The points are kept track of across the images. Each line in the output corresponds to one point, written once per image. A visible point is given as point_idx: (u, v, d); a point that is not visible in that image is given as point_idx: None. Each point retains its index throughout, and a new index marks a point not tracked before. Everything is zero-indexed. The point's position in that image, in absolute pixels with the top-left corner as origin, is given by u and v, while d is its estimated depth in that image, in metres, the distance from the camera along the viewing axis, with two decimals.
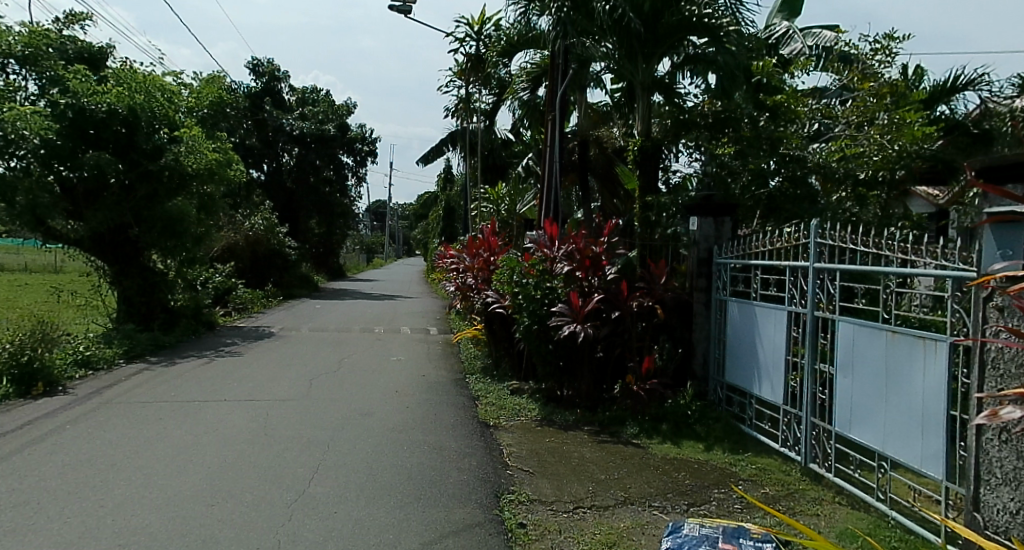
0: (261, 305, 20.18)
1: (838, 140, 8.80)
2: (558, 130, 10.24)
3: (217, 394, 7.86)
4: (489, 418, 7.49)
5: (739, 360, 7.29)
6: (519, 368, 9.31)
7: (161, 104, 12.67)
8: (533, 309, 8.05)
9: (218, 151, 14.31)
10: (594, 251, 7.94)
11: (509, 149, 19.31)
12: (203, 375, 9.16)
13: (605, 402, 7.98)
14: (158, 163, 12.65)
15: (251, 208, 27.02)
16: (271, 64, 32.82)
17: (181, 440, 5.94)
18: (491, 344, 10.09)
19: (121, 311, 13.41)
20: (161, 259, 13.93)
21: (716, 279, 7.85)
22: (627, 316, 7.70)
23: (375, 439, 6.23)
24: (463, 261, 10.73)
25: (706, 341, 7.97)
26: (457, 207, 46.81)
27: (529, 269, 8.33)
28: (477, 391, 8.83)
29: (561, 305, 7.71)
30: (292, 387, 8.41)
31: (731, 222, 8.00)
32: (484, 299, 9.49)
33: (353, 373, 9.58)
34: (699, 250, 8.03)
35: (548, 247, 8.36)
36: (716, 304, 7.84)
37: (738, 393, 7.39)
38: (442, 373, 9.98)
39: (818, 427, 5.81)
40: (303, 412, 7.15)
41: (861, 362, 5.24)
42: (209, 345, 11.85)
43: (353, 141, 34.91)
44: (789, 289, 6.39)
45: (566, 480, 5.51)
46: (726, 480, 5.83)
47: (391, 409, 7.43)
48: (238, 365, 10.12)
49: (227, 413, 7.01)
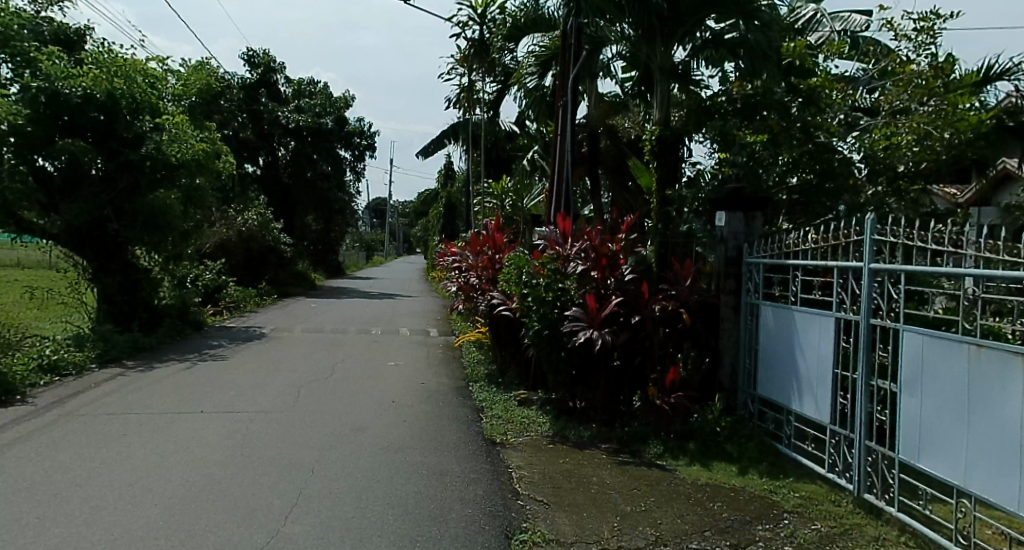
0: (254, 303, 19.43)
1: (877, 128, 7.89)
2: (570, 119, 9.48)
3: (194, 405, 7.10)
4: (495, 434, 6.72)
5: (775, 372, 6.54)
6: (526, 376, 8.54)
7: (143, 90, 11.95)
8: (545, 312, 7.30)
9: (205, 141, 13.56)
10: (613, 249, 7.18)
11: (511, 143, 18.55)
12: (182, 382, 8.40)
13: (623, 416, 7.19)
14: (139, 152, 11.89)
15: (245, 203, 26.28)
16: (267, 56, 32.05)
17: (142, 462, 5.17)
18: (495, 349, 9.35)
19: (101, 310, 12.63)
20: (146, 255, 13.18)
21: (746, 281, 7.12)
22: (649, 321, 6.93)
23: (366, 463, 5.45)
24: (466, 259, 9.94)
25: (735, 350, 7.21)
26: (457, 205, 46.11)
27: (539, 269, 7.59)
28: (480, 401, 8.08)
29: (576, 309, 6.97)
30: (278, 396, 7.65)
31: (762, 218, 7.29)
32: (489, 300, 8.76)
33: (347, 380, 8.83)
34: (726, 248, 7.30)
35: (560, 245, 7.58)
36: (747, 309, 7.08)
37: (773, 408, 6.64)
38: (442, 380, 9.23)
39: (874, 453, 5.04)
40: (287, 428, 6.40)
41: (935, 380, 4.42)
42: (193, 347, 11.10)
43: (351, 136, 34.19)
44: (836, 293, 5.64)
45: (586, 513, 4.73)
46: (769, 512, 5.06)
47: (386, 424, 6.67)
48: (221, 370, 9.37)
49: (201, 429, 6.24)
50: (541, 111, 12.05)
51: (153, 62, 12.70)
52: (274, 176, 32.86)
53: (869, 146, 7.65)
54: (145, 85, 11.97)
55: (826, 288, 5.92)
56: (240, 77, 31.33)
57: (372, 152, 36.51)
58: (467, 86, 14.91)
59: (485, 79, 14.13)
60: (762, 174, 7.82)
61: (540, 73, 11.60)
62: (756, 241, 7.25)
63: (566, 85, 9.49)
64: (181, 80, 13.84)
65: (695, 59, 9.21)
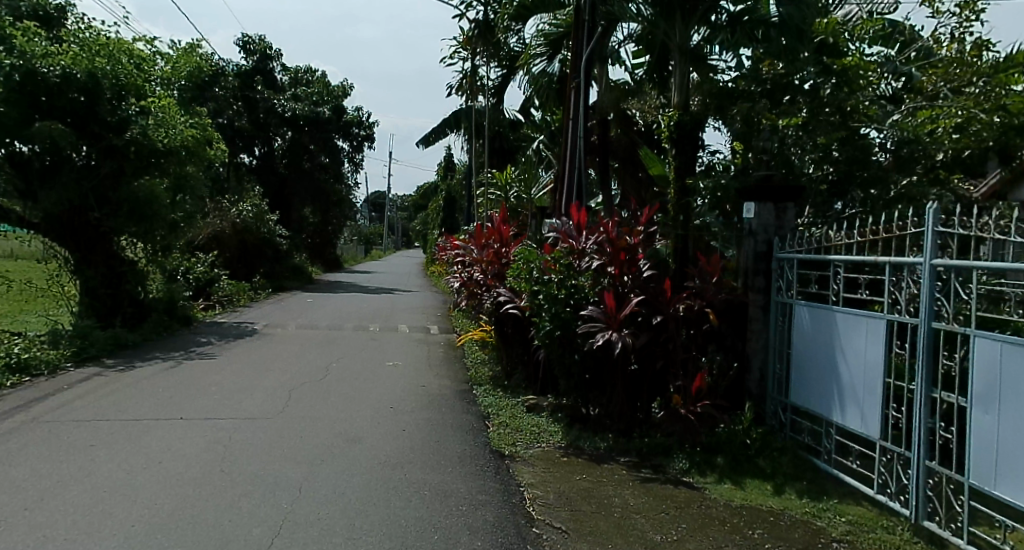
0: (248, 298, 18.81)
1: (920, 111, 7.24)
2: (583, 102, 8.83)
3: (174, 410, 6.47)
4: (503, 445, 6.13)
5: (812, 379, 5.94)
6: (534, 380, 7.95)
7: (128, 71, 11.35)
8: (558, 311, 6.68)
9: (194, 127, 12.98)
10: (632, 243, 6.58)
11: (515, 134, 17.91)
12: (164, 383, 7.80)
13: (642, 425, 6.61)
14: (123, 137, 11.23)
15: (239, 195, 25.63)
16: (263, 42, 31.28)
17: (107, 479, 4.56)
18: (501, 350, 8.75)
19: (83, 305, 12.01)
20: (132, 245, 12.54)
21: (777, 278, 6.53)
22: (672, 322, 6.32)
23: (360, 482, 4.83)
24: (469, 253, 9.35)
25: (764, 353, 6.63)
26: (457, 199, 45.49)
27: (550, 264, 6.98)
28: (486, 407, 7.49)
29: (592, 308, 6.35)
30: (266, 401, 7.03)
31: (794, 209, 6.69)
32: (495, 298, 8.17)
33: (343, 382, 8.25)
34: (755, 242, 6.70)
35: (573, 238, 6.97)
36: (778, 308, 6.49)
37: (809, 418, 6.05)
38: (444, 383, 8.61)
39: (936, 475, 4.42)
40: (274, 438, 5.80)
41: (1014, 395, 3.74)
42: (180, 343, 10.50)
43: (350, 126, 33.54)
44: (888, 293, 5.01)
45: (610, 543, 4.12)
46: (817, 542, 4.45)
47: (384, 434, 6.08)
48: (207, 370, 8.77)
49: (178, 438, 5.62)
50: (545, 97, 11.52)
51: (141, 43, 12.09)
52: (271, 166, 32.15)
53: (912, 128, 6.97)
54: (131, 66, 11.40)
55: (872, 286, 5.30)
56: (235, 64, 30.63)
57: (371, 143, 35.79)
58: (470, 71, 14.25)
59: (489, 64, 13.51)
60: (794, 161, 7.20)
61: (548, 55, 10.97)
62: (788, 234, 6.65)
63: (579, 64, 8.82)
64: (169, 62, 13.19)
65: (714, 39, 8.43)
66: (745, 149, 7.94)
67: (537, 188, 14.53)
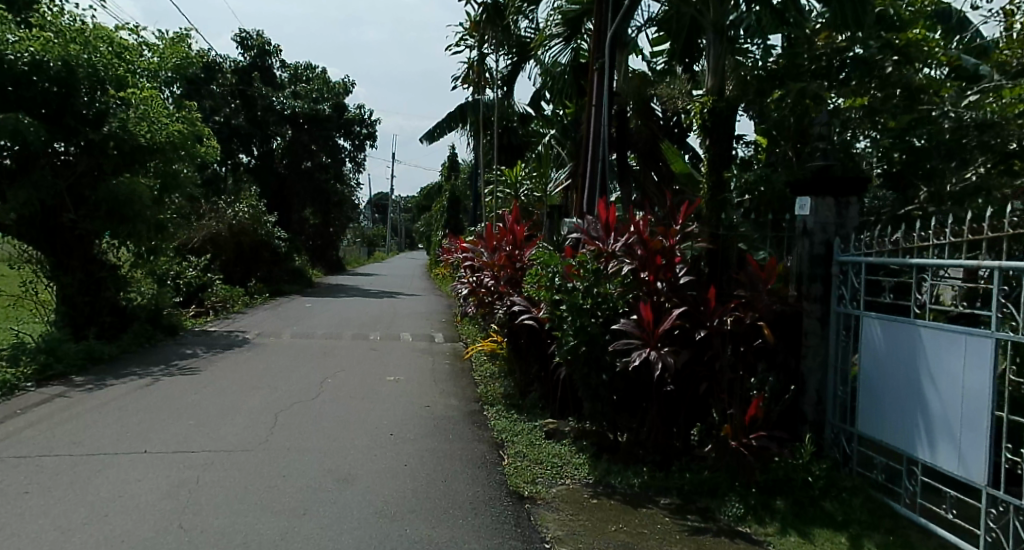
0: (243, 303, 17.94)
1: (1004, 91, 6.16)
2: (607, 85, 7.96)
3: (138, 441, 5.57)
4: (521, 485, 5.20)
5: (890, 406, 4.97)
6: (552, 400, 7.04)
7: (107, 61, 10.66)
8: (584, 323, 5.75)
9: (181, 122, 12.20)
10: (669, 245, 5.72)
11: (523, 129, 17.03)
12: (134, 404, 6.90)
13: (681, 456, 5.69)
14: (101, 131, 10.52)
15: (235, 196, 24.80)
16: (260, 38, 30.56)
17: (32, 542, 3.63)
18: (515, 365, 7.85)
19: (59, 313, 11.15)
20: (114, 248, 11.72)
21: (838, 286, 5.62)
22: (717, 336, 5.42)
23: (350, 540, 3.89)
24: (479, 256, 8.46)
25: (823, 373, 5.71)
26: (462, 199, 44.58)
27: (574, 269, 6.08)
28: (498, 432, 6.59)
29: (626, 322, 5.43)
30: (248, 427, 6.13)
31: (857, 205, 5.76)
32: (508, 306, 7.27)
33: (336, 402, 7.34)
34: (811, 244, 5.78)
35: (600, 240, 6.07)
36: (841, 321, 5.56)
37: (885, 454, 5.07)
38: (451, 403, 7.68)
39: None
40: (251, 478, 4.87)
41: None
42: (161, 356, 9.60)
43: (352, 124, 32.70)
44: (997, 308, 3.92)
45: None
46: None
47: (382, 472, 5.17)
48: (186, 387, 7.88)
49: (136, 480, 4.69)
50: (565, 82, 11.16)
51: (124, 31, 11.35)
52: (269, 166, 31.33)
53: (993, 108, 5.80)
54: (111, 55, 10.70)
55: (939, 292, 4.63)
56: (232, 60, 29.89)
57: (373, 141, 34.94)
58: (477, 60, 13.33)
59: (498, 52, 12.52)
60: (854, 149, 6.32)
61: (565, 38, 10.45)
62: (850, 234, 5.73)
63: (604, 44, 7.96)
64: (155, 52, 12.28)
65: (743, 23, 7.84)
66: (767, 145, 7.66)
67: (549, 186, 13.59)
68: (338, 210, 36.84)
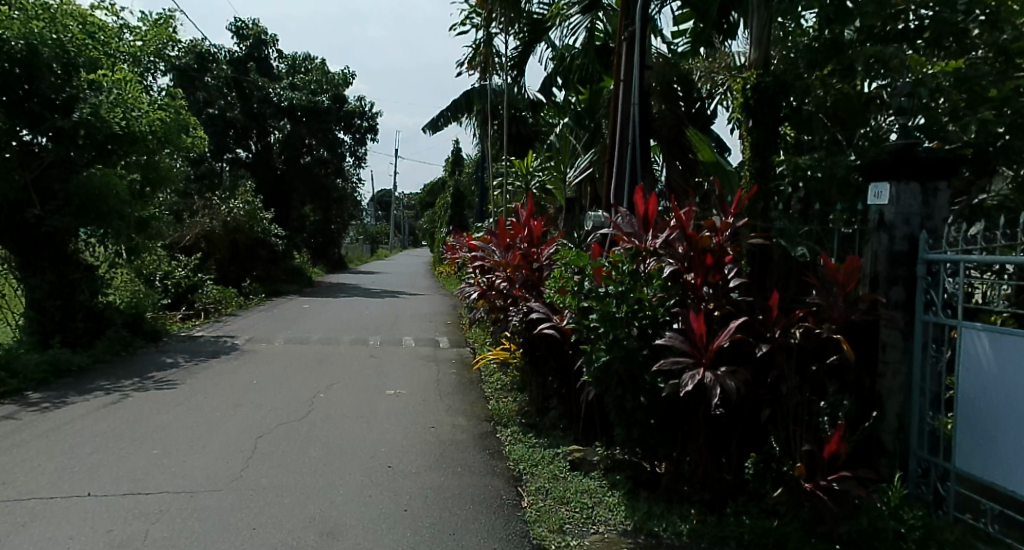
0: (236, 304, 17.09)
1: None
2: (637, 57, 7.09)
3: (85, 479, 4.63)
4: (546, 536, 4.25)
5: (1000, 441, 3.92)
6: (576, 421, 6.12)
7: (78, 41, 9.99)
8: (620, 336, 4.83)
9: (161, 107, 11.36)
10: (718, 241, 4.76)
11: (532, 117, 16.07)
12: (92, 426, 5.98)
13: (736, 495, 4.72)
14: (71, 118, 9.68)
15: (230, 193, 23.98)
16: (256, 27, 29.76)
17: None
18: (531, 378, 6.92)
19: (28, 318, 10.31)
20: (92, 247, 10.97)
21: (927, 290, 4.62)
22: (781, 352, 4.43)
23: None
24: (490, 254, 7.51)
25: (907, 395, 4.73)
26: (466, 193, 43.65)
27: (606, 272, 5.14)
28: (515, 461, 5.65)
29: (672, 336, 4.47)
30: (219, 459, 5.18)
31: (947, 192, 4.77)
32: (526, 312, 6.33)
33: (327, 424, 6.41)
34: (891, 240, 4.80)
35: (636, 237, 5.10)
36: (931, 333, 4.56)
37: (997, 500, 4.03)
38: (459, 424, 6.74)
39: None
40: (208, 532, 3.89)
41: None
42: (138, 366, 8.68)
43: (351, 116, 31.75)
44: None
45: None
46: None
47: (372, 522, 4.20)
48: (157, 403, 6.97)
49: (65, 537, 3.73)
50: (587, 56, 10.28)
51: (100, 10, 10.59)
52: (266, 161, 30.47)
53: None
54: (82, 34, 10.01)
55: (985, 291, 4.42)
56: (227, 50, 29.11)
57: (373, 134, 33.98)
58: (484, 41, 12.40)
59: (507, 30, 11.57)
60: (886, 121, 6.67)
61: (586, 7, 9.64)
62: (938, 227, 4.76)
63: (633, 11, 7.11)
64: (136, 36, 11.38)
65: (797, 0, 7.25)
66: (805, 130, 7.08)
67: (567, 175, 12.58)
68: (339, 206, 35.92)
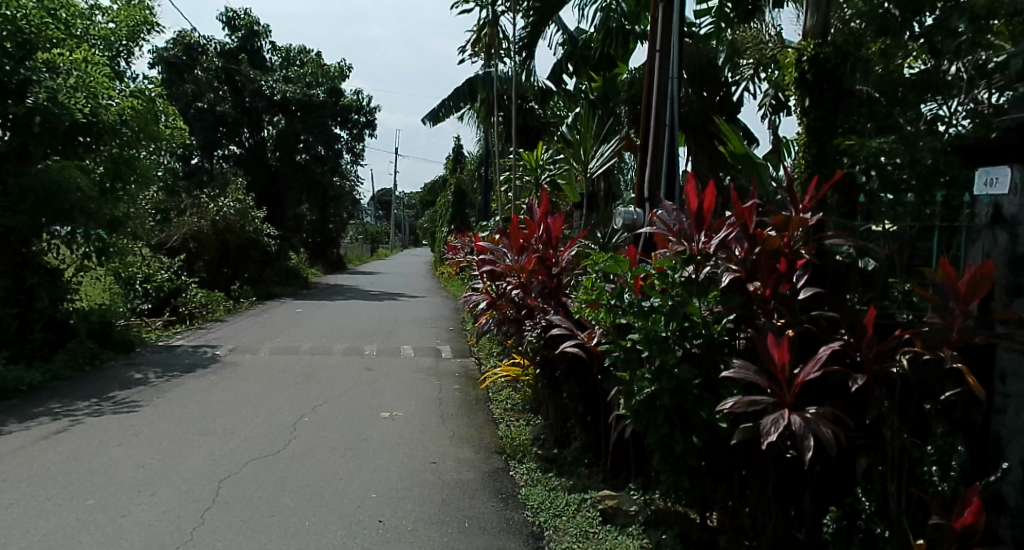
0: (224, 308, 16.15)
1: None
2: (676, 23, 6.32)
3: None
4: None
5: None
6: (605, 455, 5.16)
7: (35, 19, 9.26)
8: (669, 363, 3.82)
9: (132, 92, 10.52)
10: (787, 242, 3.69)
11: (540, 106, 15.08)
12: (20, 465, 4.99)
13: None
14: (24, 104, 8.95)
15: (220, 190, 23.10)
16: (248, 18, 28.85)
17: None
18: (549, 403, 5.96)
19: None
20: (56, 249, 10.15)
21: None
22: (880, 387, 3.45)
23: None
24: (497, 258, 6.52)
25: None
26: (467, 190, 42.78)
27: (651, 282, 4.19)
28: (535, 512, 4.65)
29: (741, 367, 3.47)
30: (167, 515, 4.17)
31: None
32: (548, 322, 5.39)
33: (306, 460, 5.39)
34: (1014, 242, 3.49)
35: (687, 239, 4.11)
36: None
37: None
38: (465, 458, 5.73)
39: None
40: None
41: None
42: (98, 384, 7.70)
43: (349, 110, 30.76)
44: None
45: None
46: None
47: None
48: (108, 431, 5.99)
49: None
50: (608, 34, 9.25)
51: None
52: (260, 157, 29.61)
53: None
54: (41, 12, 9.28)
55: None
56: (218, 42, 28.32)
57: (372, 130, 33.03)
58: (488, 21, 11.44)
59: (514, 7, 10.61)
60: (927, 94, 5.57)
61: None
62: None
63: None
64: (107, 17, 10.57)
65: None
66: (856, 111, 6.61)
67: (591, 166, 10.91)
68: (337, 204, 34.97)
